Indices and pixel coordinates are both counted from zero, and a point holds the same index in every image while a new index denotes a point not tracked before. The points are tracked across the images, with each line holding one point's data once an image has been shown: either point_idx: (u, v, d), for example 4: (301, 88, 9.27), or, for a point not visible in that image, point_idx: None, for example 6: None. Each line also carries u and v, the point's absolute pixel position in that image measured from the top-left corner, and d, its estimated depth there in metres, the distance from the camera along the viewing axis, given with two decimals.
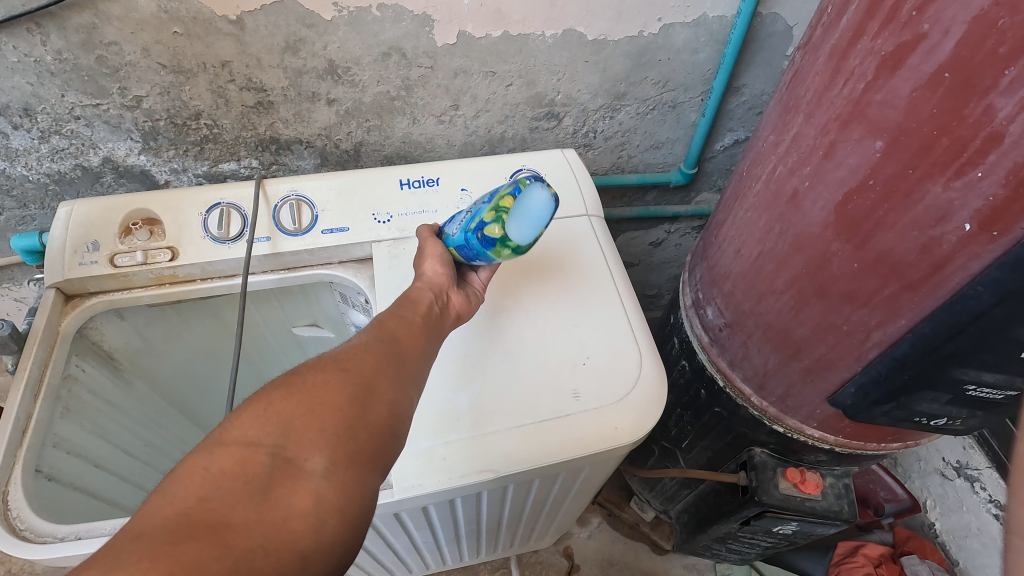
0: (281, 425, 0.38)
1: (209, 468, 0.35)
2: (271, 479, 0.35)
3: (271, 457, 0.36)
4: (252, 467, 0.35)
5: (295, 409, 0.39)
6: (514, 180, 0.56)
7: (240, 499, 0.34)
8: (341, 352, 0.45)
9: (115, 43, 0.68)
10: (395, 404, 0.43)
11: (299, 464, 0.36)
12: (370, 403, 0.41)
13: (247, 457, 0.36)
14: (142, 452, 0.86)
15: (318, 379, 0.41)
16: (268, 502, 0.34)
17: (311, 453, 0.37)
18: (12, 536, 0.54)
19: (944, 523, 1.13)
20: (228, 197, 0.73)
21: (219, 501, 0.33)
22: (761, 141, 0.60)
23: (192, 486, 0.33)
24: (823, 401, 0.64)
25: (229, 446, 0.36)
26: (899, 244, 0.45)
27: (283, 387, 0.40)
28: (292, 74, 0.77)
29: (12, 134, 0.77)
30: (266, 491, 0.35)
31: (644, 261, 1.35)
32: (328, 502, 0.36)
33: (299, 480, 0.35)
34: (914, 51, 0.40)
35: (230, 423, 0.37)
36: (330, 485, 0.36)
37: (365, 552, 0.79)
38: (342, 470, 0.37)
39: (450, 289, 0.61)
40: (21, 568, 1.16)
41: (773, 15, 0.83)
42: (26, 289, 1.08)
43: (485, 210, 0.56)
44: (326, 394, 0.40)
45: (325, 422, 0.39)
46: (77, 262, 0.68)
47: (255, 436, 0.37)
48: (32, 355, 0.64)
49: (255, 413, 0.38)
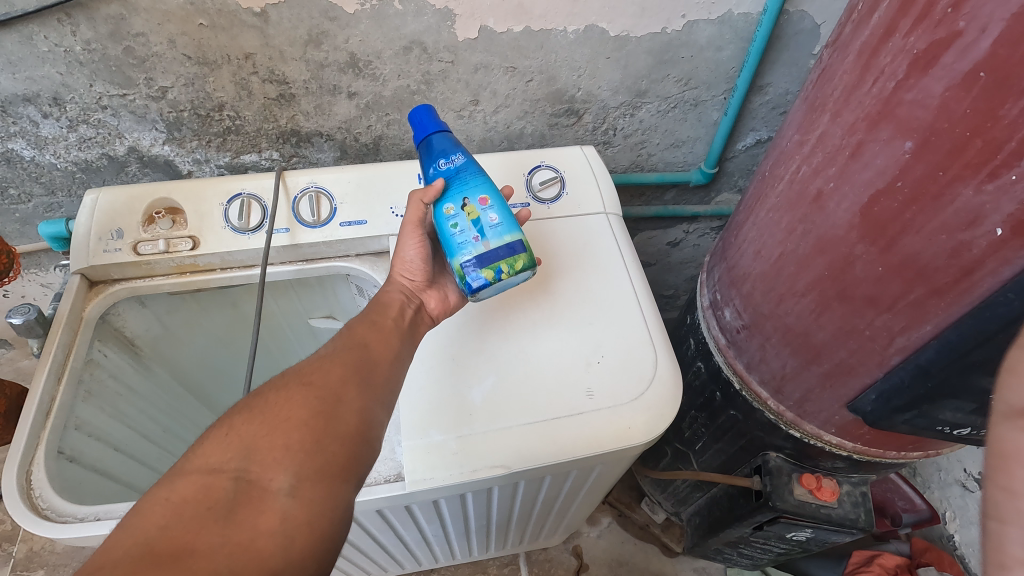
0: (243, 448, 0.38)
1: (170, 497, 0.35)
2: (236, 502, 0.35)
3: (234, 481, 0.36)
4: (215, 493, 0.35)
5: (257, 431, 0.39)
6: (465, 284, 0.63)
7: (203, 525, 0.34)
8: (306, 366, 0.45)
9: (142, 33, 0.69)
10: (365, 413, 0.44)
11: (264, 485, 0.36)
12: (337, 415, 0.42)
13: (209, 484, 0.36)
14: (161, 438, 0.87)
15: (280, 397, 0.42)
16: (232, 526, 0.34)
17: (276, 472, 0.37)
18: (33, 514, 0.55)
19: (963, 535, 1.11)
20: (248, 188, 0.74)
21: (182, 529, 0.33)
22: (785, 140, 0.59)
23: (153, 519, 0.34)
24: (842, 407, 0.63)
25: (191, 475, 0.36)
26: (926, 248, 0.44)
27: (244, 410, 0.40)
28: (314, 67, 0.77)
29: (42, 123, 0.78)
30: (230, 514, 0.35)
31: (661, 260, 1.34)
32: (296, 519, 0.36)
33: (263, 501, 0.36)
34: (948, 49, 0.39)
35: (193, 452, 0.38)
36: (297, 502, 0.36)
37: (375, 543, 0.80)
38: (309, 486, 0.37)
39: (424, 293, 0.64)
40: (43, 547, 1.19)
41: (800, 12, 0.82)
42: (52, 275, 1.11)
43: None
44: (290, 411, 0.40)
45: (290, 439, 0.39)
46: (101, 249, 0.70)
47: (217, 462, 0.37)
48: (56, 339, 0.65)
49: (217, 440, 0.38)
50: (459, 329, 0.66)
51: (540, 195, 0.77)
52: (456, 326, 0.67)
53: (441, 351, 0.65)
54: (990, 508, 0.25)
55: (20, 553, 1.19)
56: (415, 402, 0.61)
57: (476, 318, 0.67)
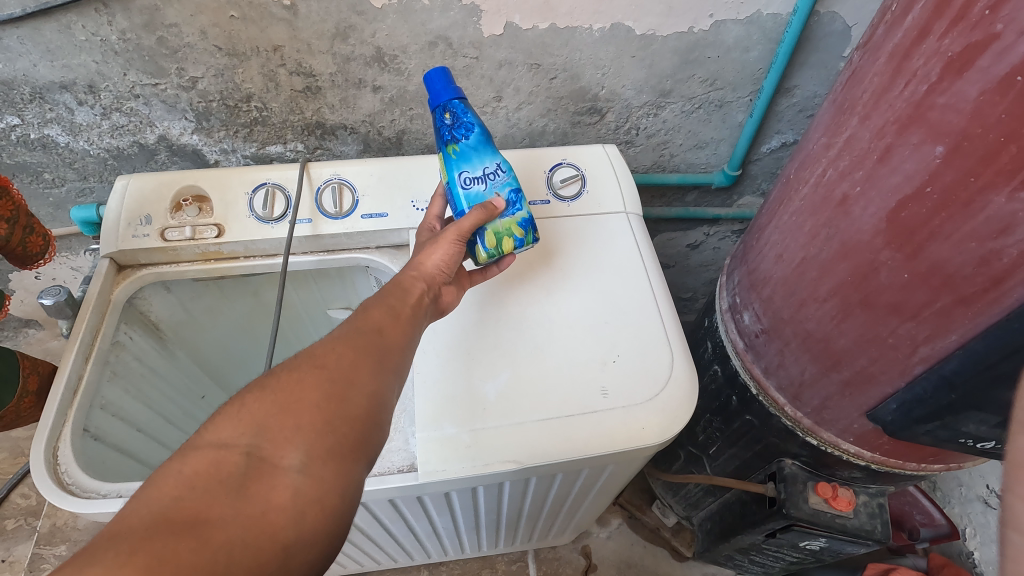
0: (255, 425, 0.38)
1: (182, 470, 0.35)
2: (247, 477, 0.36)
3: (245, 456, 0.37)
4: (226, 467, 0.36)
5: (269, 408, 0.39)
6: (525, 232, 0.63)
7: (216, 496, 0.34)
8: (318, 347, 0.44)
9: (175, 24, 0.71)
10: (377, 396, 0.43)
11: (275, 462, 0.37)
12: (348, 398, 0.41)
13: (220, 458, 0.36)
14: (181, 419, 0.89)
15: (292, 377, 0.41)
16: (243, 499, 0.35)
17: (287, 450, 0.37)
18: (58, 488, 0.57)
19: (983, 552, 1.08)
20: (273, 177, 0.75)
21: (194, 499, 0.34)
22: (812, 143, 0.58)
23: (166, 489, 0.34)
24: (861, 416, 0.62)
25: (202, 449, 0.37)
26: (954, 256, 0.43)
27: (258, 387, 0.40)
28: (340, 60, 0.78)
29: (77, 110, 0.80)
30: (242, 488, 0.35)
31: (680, 262, 1.33)
32: (306, 496, 0.36)
33: (274, 477, 0.36)
34: (984, 52, 0.38)
35: (205, 427, 0.38)
36: (307, 480, 0.37)
37: (386, 533, 0.81)
38: (320, 465, 0.38)
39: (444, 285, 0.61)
40: (66, 523, 1.21)
41: (831, 14, 0.81)
42: (82, 258, 1.14)
43: (493, 228, 0.62)
44: (301, 392, 0.40)
45: (301, 419, 0.39)
46: (130, 234, 0.71)
47: (228, 437, 0.37)
48: (87, 317, 0.68)
49: (229, 416, 0.38)
50: (476, 325, 0.67)
51: (560, 192, 0.77)
52: (472, 321, 0.67)
53: (457, 346, 0.65)
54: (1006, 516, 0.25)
55: (44, 527, 1.23)
56: (430, 395, 0.62)
57: (492, 313, 0.68)
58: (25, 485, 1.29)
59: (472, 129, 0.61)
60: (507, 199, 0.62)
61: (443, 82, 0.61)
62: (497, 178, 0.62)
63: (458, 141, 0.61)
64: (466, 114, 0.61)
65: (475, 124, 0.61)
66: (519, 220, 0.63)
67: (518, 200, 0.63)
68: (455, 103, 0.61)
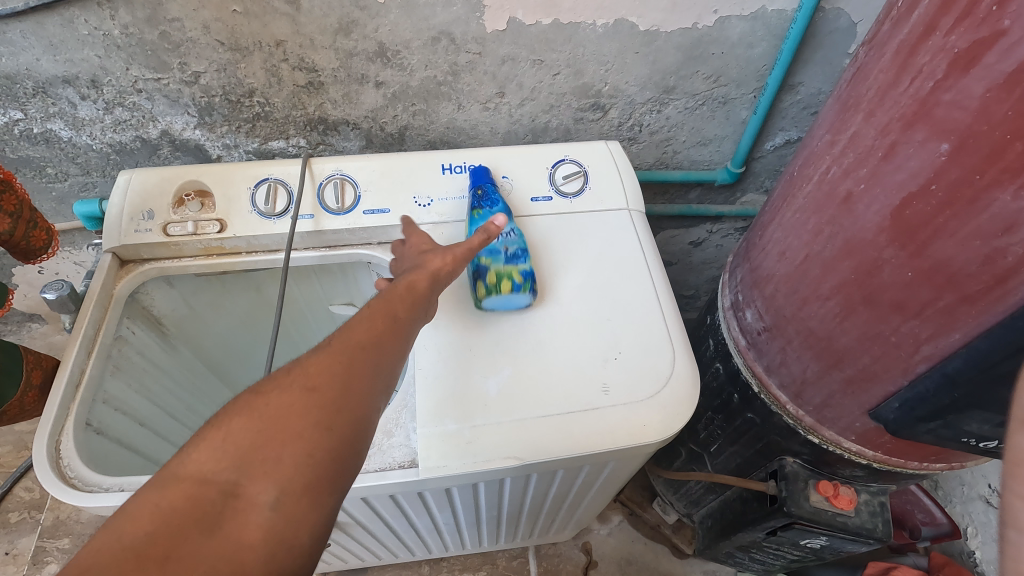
0: (235, 456, 0.38)
1: (159, 500, 0.35)
2: (222, 514, 0.35)
3: (222, 491, 0.36)
4: (203, 502, 0.36)
5: (251, 438, 0.38)
6: (525, 280, 0.66)
7: (187, 534, 0.34)
8: (312, 360, 0.44)
9: (178, 19, 0.71)
10: (361, 425, 0.42)
11: (250, 497, 0.36)
12: (333, 428, 0.40)
13: (198, 491, 0.36)
14: (184, 415, 0.90)
15: (279, 401, 0.40)
16: (214, 539, 0.35)
17: (264, 486, 0.37)
18: (62, 483, 0.57)
19: (984, 552, 1.08)
20: (276, 173, 0.75)
21: (166, 536, 0.34)
22: (816, 140, 0.58)
23: (139, 522, 0.34)
24: (863, 414, 0.61)
25: (181, 481, 0.36)
26: (958, 254, 0.43)
27: (244, 411, 0.40)
28: (343, 56, 0.78)
29: (80, 105, 0.80)
30: (215, 527, 0.35)
31: (682, 259, 1.33)
32: (277, 536, 0.36)
33: (248, 513, 0.36)
34: (990, 49, 0.38)
35: (187, 452, 0.38)
36: (282, 517, 0.36)
37: (387, 528, 0.81)
38: (294, 501, 0.37)
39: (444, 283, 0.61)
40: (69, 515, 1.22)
41: (836, 10, 0.80)
42: (85, 253, 1.14)
43: (495, 268, 0.66)
44: (285, 420, 0.39)
45: (281, 453, 0.38)
46: (133, 229, 0.71)
47: (209, 470, 0.37)
48: (88, 314, 0.68)
49: (211, 444, 0.38)
50: (478, 322, 0.67)
51: (562, 189, 0.77)
52: (474, 317, 0.67)
53: (459, 342, 0.65)
54: (1007, 516, 0.25)
55: (47, 520, 1.24)
56: (432, 391, 0.62)
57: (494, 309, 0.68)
58: (28, 479, 1.29)
59: (496, 202, 0.72)
60: (513, 252, 0.69)
61: (482, 173, 0.75)
62: (509, 237, 0.70)
63: (482, 208, 0.72)
64: (494, 194, 0.73)
65: (501, 201, 0.73)
66: (521, 269, 0.67)
67: (524, 256, 0.69)
68: (489, 184, 0.74)
